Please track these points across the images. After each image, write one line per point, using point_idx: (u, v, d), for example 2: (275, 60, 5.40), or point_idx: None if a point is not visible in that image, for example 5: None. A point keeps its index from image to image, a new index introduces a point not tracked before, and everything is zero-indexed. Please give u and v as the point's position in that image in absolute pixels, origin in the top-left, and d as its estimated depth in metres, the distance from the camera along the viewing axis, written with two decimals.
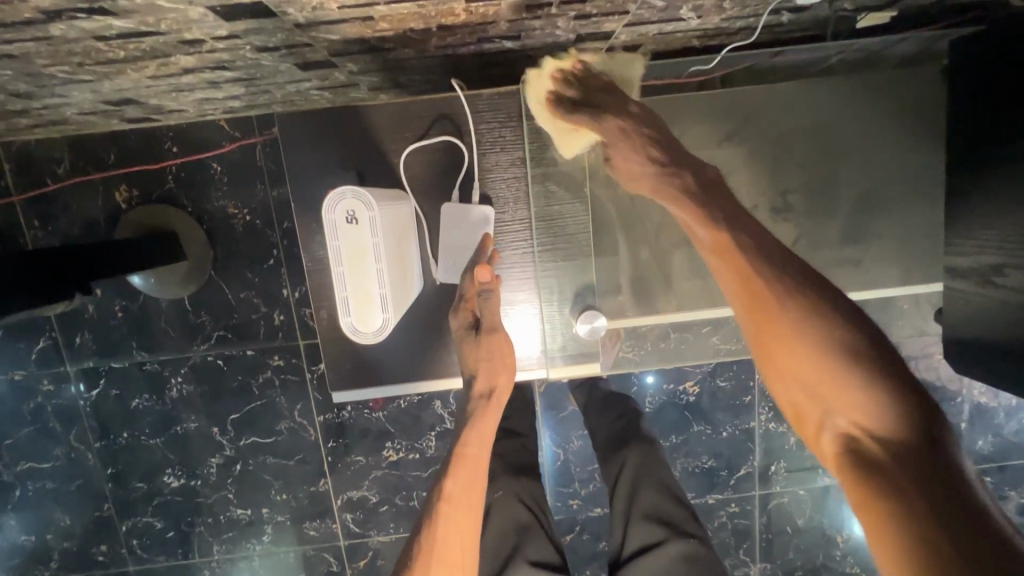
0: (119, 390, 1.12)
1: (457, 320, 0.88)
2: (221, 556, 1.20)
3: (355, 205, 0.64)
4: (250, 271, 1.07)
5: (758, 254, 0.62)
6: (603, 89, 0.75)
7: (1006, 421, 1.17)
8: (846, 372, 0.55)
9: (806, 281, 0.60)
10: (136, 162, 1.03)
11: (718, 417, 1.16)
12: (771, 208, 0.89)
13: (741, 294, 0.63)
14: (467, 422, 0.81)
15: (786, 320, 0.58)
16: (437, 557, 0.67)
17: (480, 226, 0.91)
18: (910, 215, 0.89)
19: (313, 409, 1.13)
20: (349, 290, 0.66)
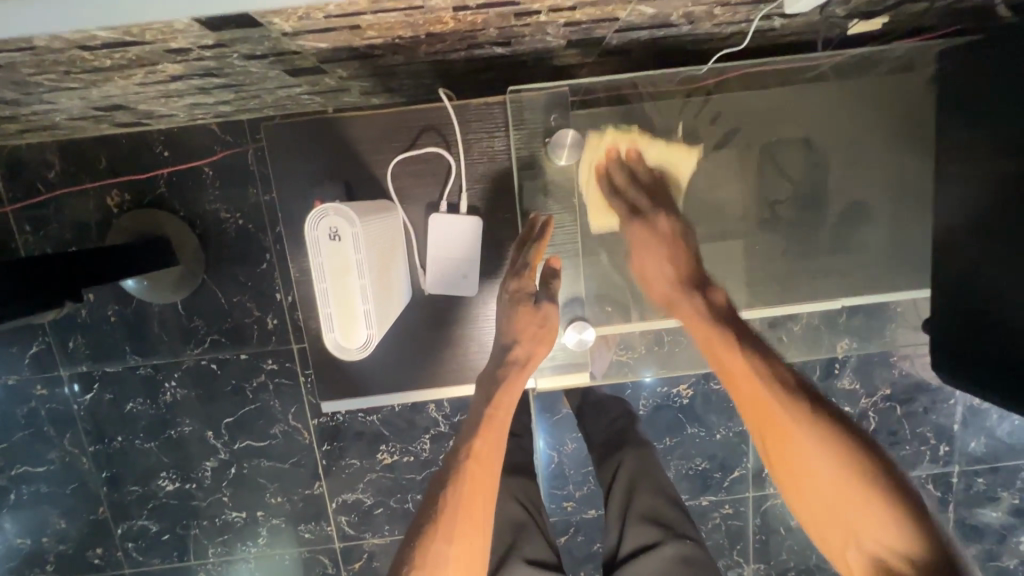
0: (113, 394, 1.12)
1: (519, 283, 0.85)
2: (217, 559, 1.20)
3: (338, 221, 0.63)
4: (243, 275, 1.07)
5: (769, 369, 0.69)
6: (647, 182, 0.88)
7: (998, 422, 1.18)
8: (864, 492, 0.61)
9: (812, 395, 0.68)
10: (127, 167, 1.03)
11: (712, 419, 1.17)
12: (758, 219, 0.93)
13: (761, 422, 0.68)
14: (497, 385, 0.79)
15: (808, 447, 0.64)
16: (462, 513, 0.68)
17: (466, 236, 0.90)
18: (900, 223, 0.91)
19: (307, 413, 1.13)
20: (333, 307, 0.65)
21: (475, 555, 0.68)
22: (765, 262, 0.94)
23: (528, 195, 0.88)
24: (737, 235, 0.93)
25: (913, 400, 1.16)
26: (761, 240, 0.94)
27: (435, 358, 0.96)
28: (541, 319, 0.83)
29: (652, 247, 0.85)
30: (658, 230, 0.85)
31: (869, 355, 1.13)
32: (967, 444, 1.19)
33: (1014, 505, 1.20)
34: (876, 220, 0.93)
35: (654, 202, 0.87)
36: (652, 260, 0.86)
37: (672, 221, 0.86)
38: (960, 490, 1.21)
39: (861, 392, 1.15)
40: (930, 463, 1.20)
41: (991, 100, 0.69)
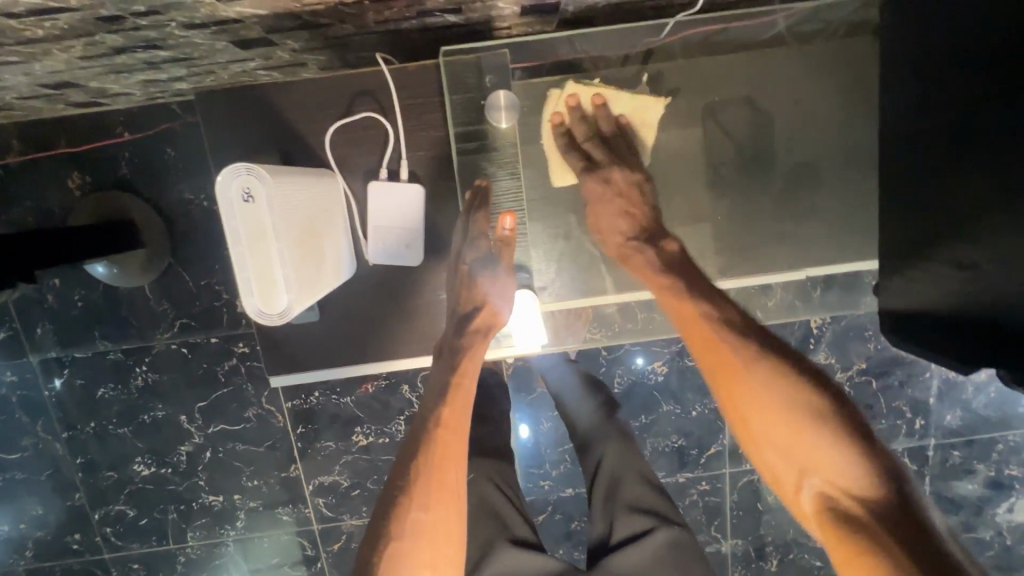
0: (84, 379, 1.11)
1: (476, 252, 0.88)
2: (195, 542, 1.20)
3: (251, 181, 0.63)
4: (211, 258, 1.06)
5: (722, 320, 0.75)
6: (610, 132, 0.90)
7: (974, 395, 1.18)
8: (813, 431, 0.66)
9: (771, 345, 0.72)
10: (86, 149, 1.01)
11: (688, 396, 1.16)
12: (704, 183, 0.95)
13: (718, 369, 0.73)
14: (461, 354, 0.80)
15: (758, 386, 0.69)
16: (435, 477, 0.68)
17: (408, 204, 0.91)
18: (846, 180, 0.94)
19: (280, 396, 1.13)
20: (251, 273, 0.64)
21: (451, 519, 0.67)
22: (716, 228, 0.96)
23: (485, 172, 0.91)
24: (683, 201, 0.95)
25: (888, 374, 1.16)
26: (707, 205, 0.96)
27: (393, 331, 0.98)
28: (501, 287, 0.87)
29: (604, 200, 0.89)
30: (612, 184, 0.88)
31: (844, 329, 1.12)
32: (942, 417, 1.19)
33: (989, 477, 1.21)
34: (826, 179, 0.95)
35: (612, 155, 0.89)
36: (606, 215, 0.90)
37: (631, 175, 0.89)
38: (935, 463, 1.21)
39: (837, 366, 1.15)
40: (906, 437, 1.20)
41: (936, 59, 0.69)
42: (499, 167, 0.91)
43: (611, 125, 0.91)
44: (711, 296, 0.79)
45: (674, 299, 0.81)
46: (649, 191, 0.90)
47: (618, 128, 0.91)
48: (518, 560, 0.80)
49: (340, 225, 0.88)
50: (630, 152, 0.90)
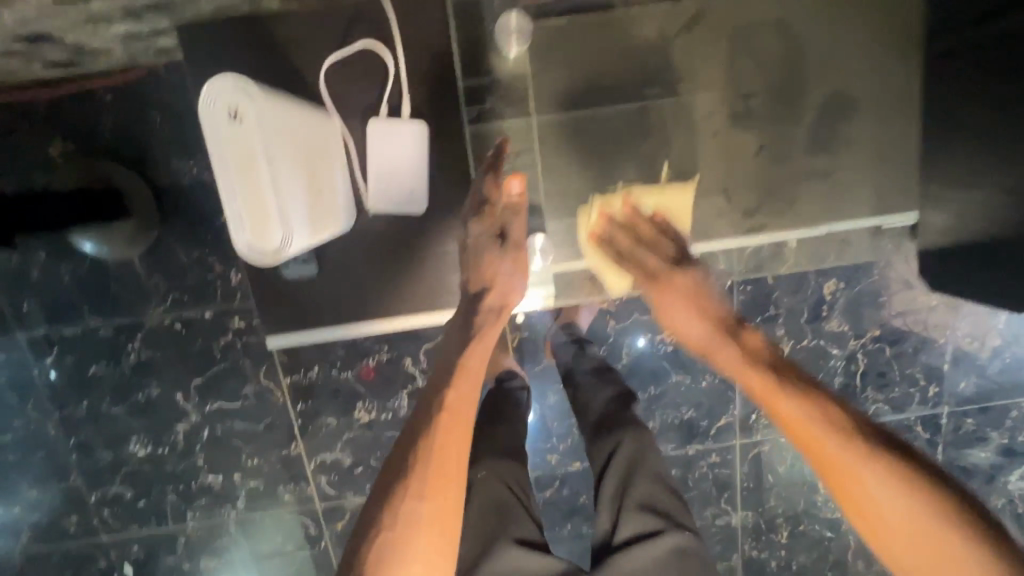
0: (74, 357, 1.07)
1: (482, 225, 0.82)
2: (195, 523, 1.18)
3: (236, 101, 0.61)
4: (203, 228, 1.02)
5: (825, 413, 0.68)
6: (651, 232, 0.91)
7: (990, 361, 1.15)
8: (959, 543, 0.59)
9: (876, 435, 0.66)
10: (68, 114, 0.96)
11: (698, 367, 1.13)
12: (730, 114, 0.93)
13: (824, 466, 0.67)
14: (472, 333, 0.79)
15: (874, 487, 0.63)
16: (433, 465, 0.67)
17: (411, 145, 0.87)
18: (883, 114, 0.93)
19: (278, 371, 1.09)
20: (240, 204, 0.63)
21: (452, 503, 0.66)
22: (733, 172, 0.95)
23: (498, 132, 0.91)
24: (703, 133, 0.94)
25: (903, 340, 1.13)
26: (728, 139, 0.94)
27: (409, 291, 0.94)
28: (509, 258, 0.82)
29: (678, 297, 0.84)
30: (674, 287, 0.85)
31: (858, 295, 1.09)
32: (957, 383, 1.16)
33: (1003, 444, 1.19)
34: (860, 111, 0.93)
35: (663, 253, 0.88)
36: (680, 312, 0.84)
37: (696, 273, 0.86)
38: (948, 432, 1.19)
39: (851, 333, 1.12)
40: (919, 405, 1.17)
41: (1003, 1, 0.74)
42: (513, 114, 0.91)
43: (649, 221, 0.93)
44: (804, 382, 0.72)
45: (762, 386, 0.73)
46: (714, 289, 0.86)
47: (659, 224, 0.92)
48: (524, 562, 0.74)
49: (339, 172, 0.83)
50: (679, 249, 0.89)
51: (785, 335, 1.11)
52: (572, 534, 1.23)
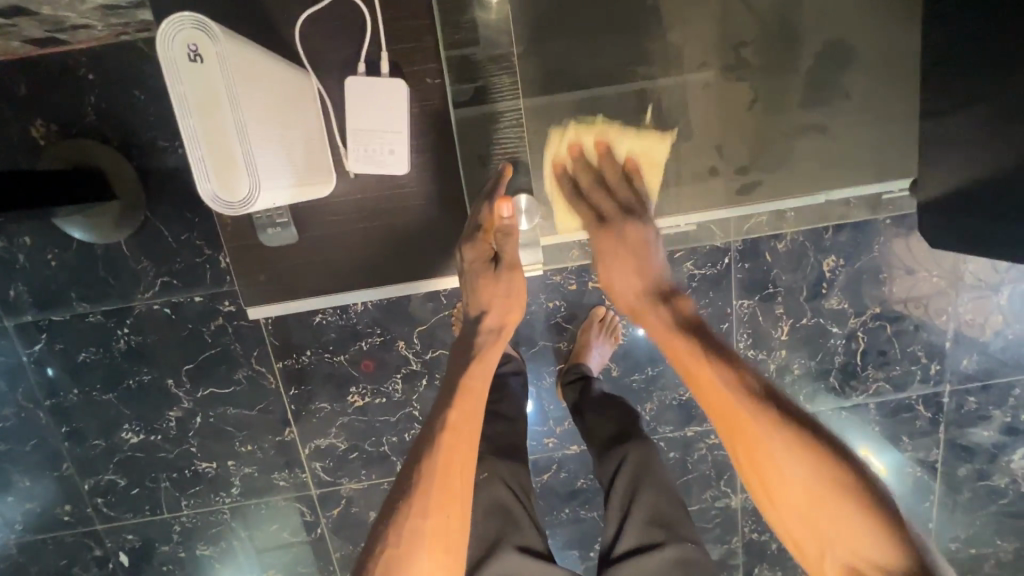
0: (63, 343, 1.06)
1: (475, 251, 0.83)
2: (190, 511, 1.17)
3: (197, 38, 0.58)
4: (190, 210, 1.00)
5: (743, 382, 0.70)
6: (616, 179, 0.89)
7: (992, 338, 1.13)
8: (845, 506, 0.63)
9: (783, 405, 0.69)
10: (49, 94, 0.94)
11: None
12: (721, 66, 0.88)
13: (733, 435, 0.70)
14: (472, 356, 0.81)
15: (779, 455, 0.66)
16: (439, 483, 0.70)
17: (393, 107, 0.84)
18: (883, 64, 0.89)
19: (270, 356, 1.08)
20: (205, 151, 0.60)
21: (454, 524, 0.69)
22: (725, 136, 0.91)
23: (483, 97, 0.87)
24: (697, 84, 0.89)
25: (904, 317, 1.11)
26: (720, 93, 0.89)
27: (398, 259, 0.92)
28: (504, 288, 0.83)
29: (618, 254, 0.86)
30: (624, 238, 0.86)
31: (857, 272, 1.08)
32: (958, 361, 1.14)
33: (1006, 423, 1.17)
34: (857, 61, 0.89)
35: (618, 202, 0.88)
36: (618, 268, 0.86)
37: (642, 231, 0.86)
38: (950, 410, 1.17)
39: (850, 311, 1.10)
40: (921, 384, 1.16)
41: None
42: (501, 92, 0.87)
43: (618, 172, 0.90)
44: (724, 349, 0.75)
45: (689, 355, 0.75)
46: (655, 243, 0.87)
47: (625, 174, 0.90)
48: (521, 567, 0.80)
49: (319, 147, 0.81)
50: (637, 203, 0.89)
51: (784, 313, 1.09)
52: (570, 518, 1.21)
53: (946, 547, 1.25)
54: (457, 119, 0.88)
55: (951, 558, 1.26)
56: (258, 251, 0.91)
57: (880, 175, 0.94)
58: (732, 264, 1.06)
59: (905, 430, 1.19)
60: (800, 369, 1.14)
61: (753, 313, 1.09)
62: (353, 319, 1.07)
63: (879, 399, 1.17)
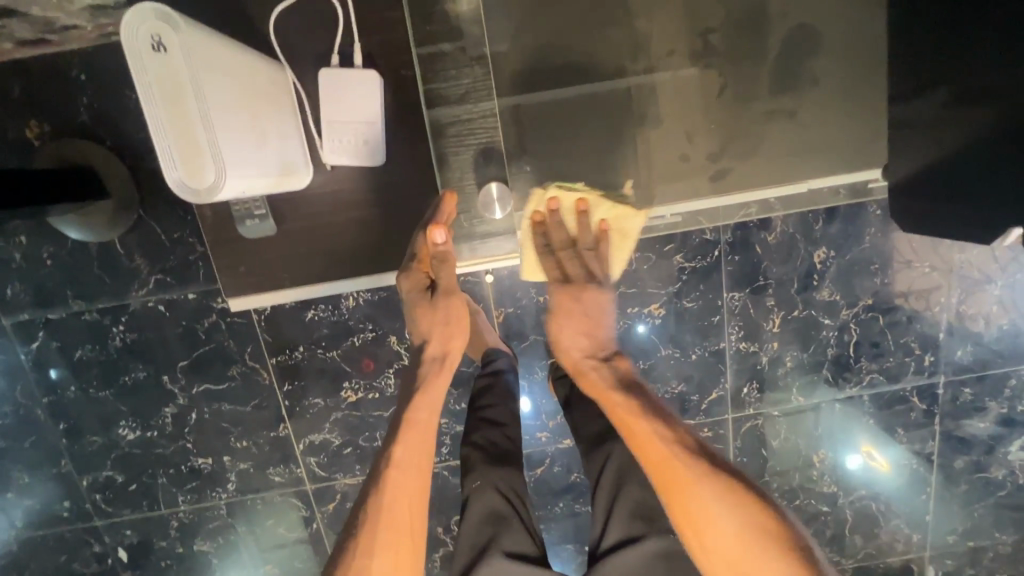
0: (60, 341, 1.07)
1: (410, 280, 0.87)
2: (187, 506, 1.18)
3: (161, 29, 0.59)
4: (182, 208, 1.01)
5: (673, 433, 0.75)
6: (586, 245, 0.92)
7: (987, 329, 1.12)
8: (766, 548, 0.66)
9: (707, 455, 0.73)
10: (42, 94, 0.96)
11: (687, 339, 1.11)
12: (689, 51, 0.90)
13: (665, 487, 0.72)
14: (418, 386, 0.82)
15: (707, 501, 0.69)
16: (385, 524, 0.71)
17: (366, 98, 0.85)
18: (850, 47, 0.90)
19: (264, 352, 1.09)
20: (172, 140, 0.60)
21: (402, 562, 0.71)
22: (701, 122, 0.93)
23: (451, 88, 0.89)
24: (665, 70, 0.90)
25: (897, 309, 1.11)
26: (700, 80, 0.91)
27: (372, 252, 0.94)
28: (443, 317, 0.86)
29: (571, 315, 0.89)
30: (582, 302, 0.89)
31: (849, 263, 1.08)
32: (952, 352, 1.14)
33: (1002, 414, 1.17)
34: (824, 45, 0.90)
35: (587, 268, 0.91)
36: (570, 331, 0.88)
37: (603, 298, 0.90)
38: (945, 402, 1.17)
39: (842, 303, 1.10)
40: (915, 375, 1.15)
41: None
42: (474, 83, 0.89)
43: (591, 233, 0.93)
44: (657, 406, 0.79)
45: (626, 408, 0.78)
46: (609, 309, 0.91)
47: (596, 239, 0.93)
48: (511, 572, 0.76)
49: (294, 140, 0.84)
50: (601, 269, 0.92)
51: (775, 305, 1.09)
52: (564, 513, 1.22)
53: (945, 540, 1.24)
54: (432, 119, 0.91)
55: (950, 551, 1.25)
56: (237, 245, 0.94)
57: (851, 160, 0.95)
58: (723, 256, 1.06)
59: (900, 422, 1.18)
60: (792, 361, 1.14)
61: (744, 306, 1.09)
62: (344, 315, 1.07)
63: (873, 391, 1.16)
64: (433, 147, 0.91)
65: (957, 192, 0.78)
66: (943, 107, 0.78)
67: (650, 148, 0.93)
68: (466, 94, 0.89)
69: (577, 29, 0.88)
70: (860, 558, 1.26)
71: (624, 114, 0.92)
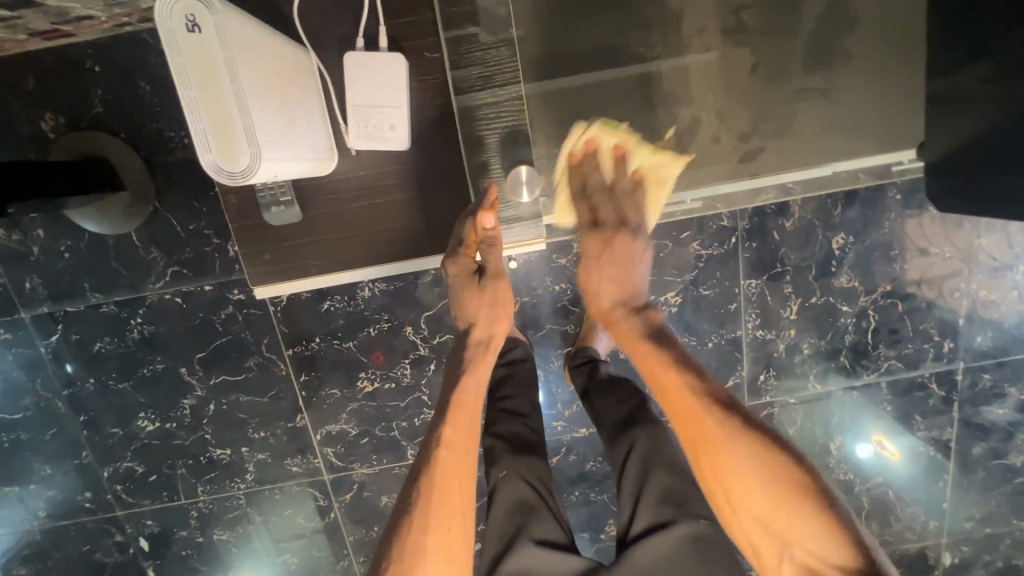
0: (79, 334, 1.08)
1: (457, 266, 0.87)
2: (207, 496, 1.19)
3: (197, 11, 0.58)
4: (198, 200, 1.02)
5: (704, 385, 0.74)
6: (624, 189, 0.88)
7: (1008, 314, 1.11)
8: (796, 501, 0.65)
9: (739, 412, 0.72)
10: (57, 87, 0.96)
11: (704, 327, 1.10)
12: (720, 29, 0.89)
13: (690, 438, 0.72)
14: (463, 368, 0.84)
15: (735, 456, 0.69)
16: (438, 497, 0.71)
17: (393, 91, 0.86)
18: (882, 25, 0.89)
19: (280, 343, 1.09)
20: (206, 122, 0.60)
21: (454, 538, 0.70)
22: (726, 103, 0.91)
23: (478, 71, 0.87)
24: (695, 50, 0.89)
25: (915, 296, 1.10)
26: (722, 61, 0.90)
27: (396, 239, 0.95)
28: (490, 299, 0.87)
29: (601, 260, 0.86)
30: (612, 247, 0.86)
31: (867, 249, 1.06)
32: (972, 338, 1.12)
33: (1022, 400, 1.15)
34: (857, 23, 0.89)
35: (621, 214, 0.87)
36: (599, 276, 0.86)
37: (632, 246, 0.86)
38: (964, 388, 1.16)
39: (860, 289, 1.09)
40: (933, 362, 1.14)
41: None
42: (503, 65, 0.87)
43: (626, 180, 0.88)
44: (690, 361, 0.78)
45: (655, 358, 0.78)
46: (642, 261, 0.87)
47: (631, 185, 0.88)
48: (542, 559, 0.76)
49: (320, 125, 0.83)
50: (636, 215, 0.88)
51: (793, 292, 1.08)
52: (580, 501, 1.22)
53: (961, 527, 1.24)
54: (461, 107, 0.89)
55: (966, 538, 1.24)
56: (260, 233, 0.94)
57: (887, 142, 0.93)
58: (740, 243, 1.05)
59: (918, 409, 1.17)
60: (809, 348, 1.13)
61: (762, 293, 1.08)
62: (361, 305, 1.07)
63: (891, 377, 1.15)
64: (461, 133, 0.90)
65: (996, 170, 0.77)
66: (993, 82, 0.74)
67: (673, 129, 0.92)
68: (490, 76, 0.87)
69: (603, 11, 0.88)
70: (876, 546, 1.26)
71: (647, 96, 0.90)
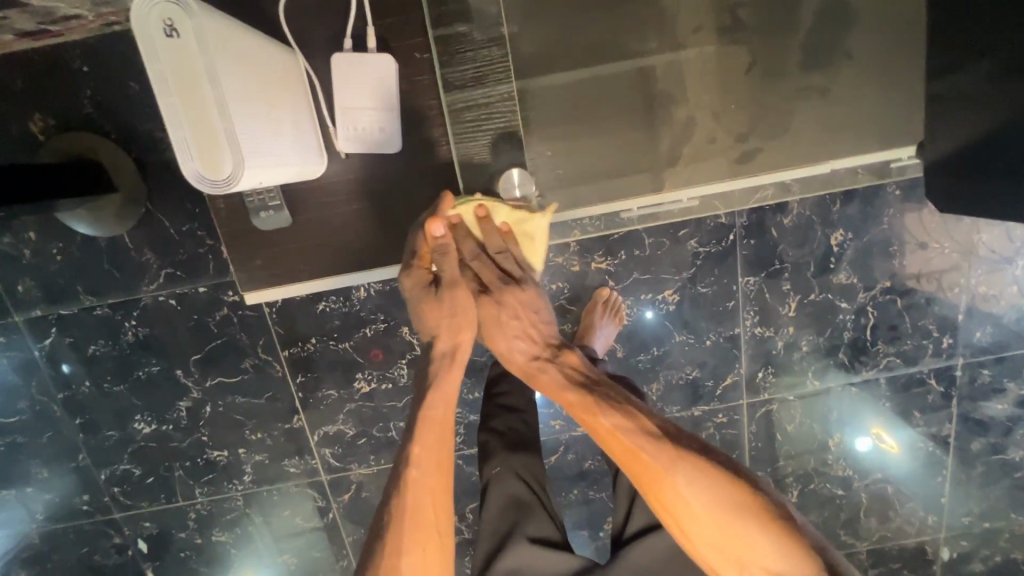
0: (73, 337, 1.07)
1: (412, 278, 0.82)
2: (205, 498, 1.19)
3: (173, 14, 0.57)
4: (190, 201, 1.01)
5: (639, 419, 0.71)
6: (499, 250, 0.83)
7: (1007, 310, 1.10)
8: (747, 521, 0.64)
9: (678, 438, 0.70)
10: (45, 87, 0.95)
11: (701, 325, 1.09)
12: (716, 27, 0.87)
13: (635, 474, 0.69)
14: (430, 381, 0.79)
15: (683, 485, 0.66)
16: (410, 519, 0.71)
17: (381, 89, 0.85)
18: (882, 20, 0.87)
19: (276, 344, 1.09)
20: (187, 129, 0.59)
21: (431, 558, 0.71)
22: (723, 100, 0.90)
23: (467, 72, 0.85)
24: (689, 48, 0.88)
25: (914, 291, 1.09)
26: (719, 58, 0.88)
27: (388, 240, 0.93)
28: (449, 309, 0.80)
29: (501, 324, 0.81)
30: (508, 307, 0.81)
31: (866, 245, 1.06)
32: (972, 334, 1.12)
33: (1021, 395, 1.15)
34: (858, 18, 0.87)
35: (501, 274, 0.82)
36: (506, 337, 0.82)
37: (527, 297, 0.82)
38: (963, 383, 1.15)
39: (859, 285, 1.08)
40: (933, 357, 1.14)
41: None
42: (493, 66, 0.85)
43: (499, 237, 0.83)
44: (618, 396, 0.75)
45: (583, 403, 0.74)
46: (544, 310, 0.84)
47: (502, 243, 0.83)
48: (536, 558, 0.76)
49: (310, 129, 0.83)
50: (518, 268, 0.84)
51: (791, 289, 1.08)
52: (579, 499, 1.22)
53: (960, 522, 1.24)
54: (450, 107, 0.87)
55: (965, 532, 1.25)
56: (250, 236, 0.93)
57: (888, 140, 0.92)
58: (738, 240, 1.04)
59: (917, 405, 1.17)
60: (808, 345, 1.12)
61: (760, 290, 1.08)
62: (356, 306, 1.07)
63: (890, 373, 1.15)
64: (452, 133, 0.88)
65: (994, 170, 0.77)
66: (995, 80, 0.73)
67: (669, 128, 0.92)
68: (480, 76, 0.85)
69: (597, 7, 0.86)
70: (875, 541, 1.26)
71: (644, 94, 0.90)
